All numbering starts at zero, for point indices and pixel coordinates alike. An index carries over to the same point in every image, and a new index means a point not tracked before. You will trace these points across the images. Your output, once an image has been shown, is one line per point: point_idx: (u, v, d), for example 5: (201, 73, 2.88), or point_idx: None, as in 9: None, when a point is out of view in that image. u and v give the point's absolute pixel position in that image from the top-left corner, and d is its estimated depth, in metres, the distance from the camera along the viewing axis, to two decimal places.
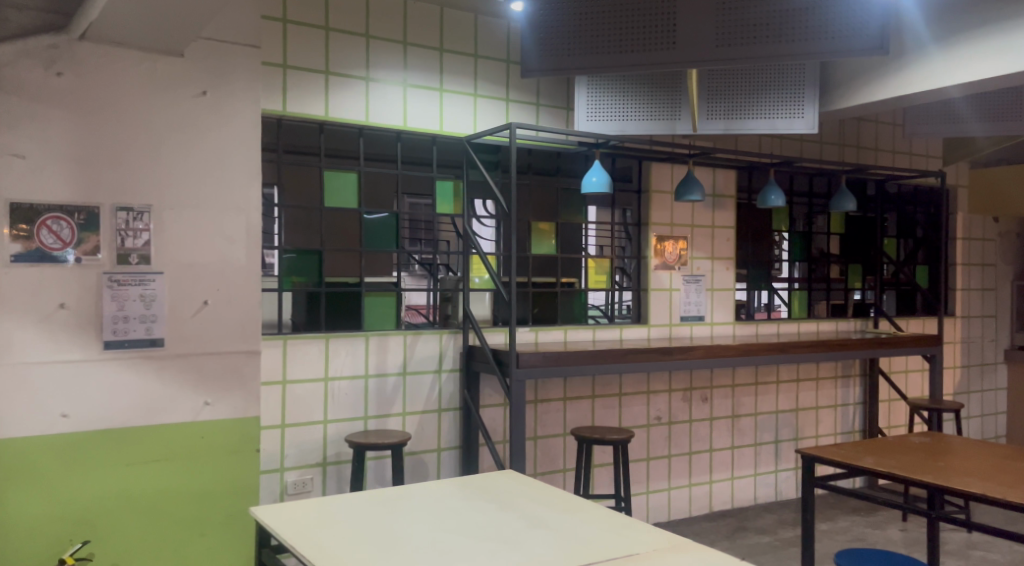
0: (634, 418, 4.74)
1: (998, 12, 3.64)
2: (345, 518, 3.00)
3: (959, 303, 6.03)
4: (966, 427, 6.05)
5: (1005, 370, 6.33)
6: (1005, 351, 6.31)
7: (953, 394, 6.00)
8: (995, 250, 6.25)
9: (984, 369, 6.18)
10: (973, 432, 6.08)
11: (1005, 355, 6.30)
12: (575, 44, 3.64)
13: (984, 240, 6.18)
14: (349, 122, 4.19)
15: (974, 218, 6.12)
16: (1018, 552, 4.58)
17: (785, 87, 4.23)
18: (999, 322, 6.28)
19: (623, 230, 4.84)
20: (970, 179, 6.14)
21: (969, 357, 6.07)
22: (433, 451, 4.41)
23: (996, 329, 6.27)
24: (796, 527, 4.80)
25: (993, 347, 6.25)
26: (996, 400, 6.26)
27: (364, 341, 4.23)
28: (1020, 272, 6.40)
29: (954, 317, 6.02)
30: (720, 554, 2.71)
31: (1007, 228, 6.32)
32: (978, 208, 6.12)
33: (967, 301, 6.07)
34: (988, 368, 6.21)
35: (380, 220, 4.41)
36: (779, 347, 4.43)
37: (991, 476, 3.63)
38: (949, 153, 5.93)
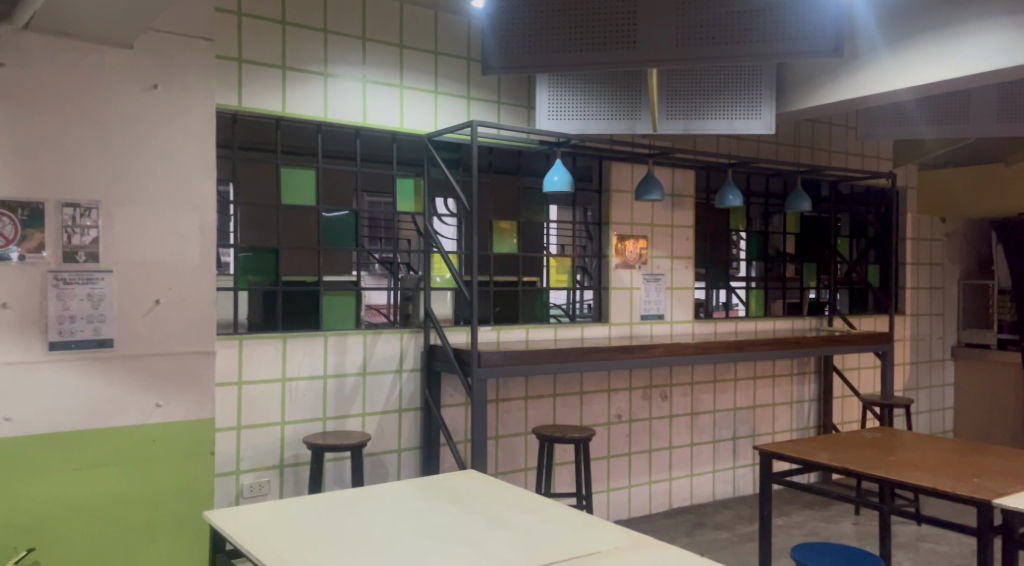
0: (596, 416, 4.76)
1: (946, 19, 3.76)
2: (306, 522, 2.97)
3: (909, 301, 6.20)
4: (915, 422, 6.24)
5: (953, 366, 6.54)
6: (952, 348, 6.51)
7: (903, 390, 6.17)
8: (943, 250, 6.44)
9: (932, 365, 6.37)
10: (921, 427, 6.28)
11: (952, 352, 6.51)
12: (536, 42, 3.65)
13: (933, 240, 6.37)
14: (308, 118, 4.12)
15: (922, 218, 6.32)
16: (964, 544, 4.73)
17: (741, 88, 4.29)
18: (946, 320, 6.48)
19: (584, 230, 4.86)
20: (918, 181, 6.36)
21: (918, 354, 6.25)
22: (393, 452, 4.37)
23: (944, 326, 6.47)
24: (753, 522, 4.88)
25: (941, 344, 6.44)
26: (943, 396, 6.46)
27: (323, 341, 4.17)
28: (967, 271, 6.61)
29: (904, 315, 6.19)
30: (682, 553, 2.72)
31: (955, 228, 6.52)
32: (925, 209, 6.34)
33: (916, 300, 6.24)
34: (936, 364, 6.41)
35: (340, 219, 4.36)
36: (736, 345, 4.49)
37: (940, 469, 3.75)
38: (901, 154, 6.06)
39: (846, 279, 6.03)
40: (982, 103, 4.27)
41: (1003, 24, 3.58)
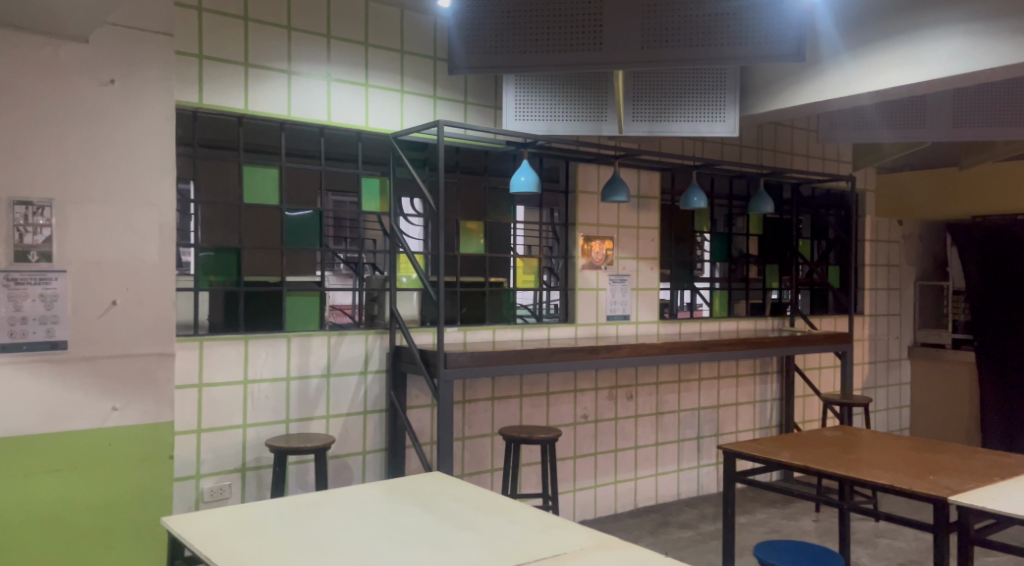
0: (562, 417, 4.78)
1: (899, 26, 3.87)
2: (269, 523, 2.94)
3: (867, 301, 6.33)
4: (873, 420, 6.39)
5: (909, 366, 6.70)
6: (908, 348, 6.67)
7: (862, 389, 6.32)
8: (900, 251, 6.60)
9: (890, 364, 6.52)
10: (879, 425, 6.43)
11: (908, 351, 6.67)
12: (502, 42, 3.65)
13: (890, 242, 6.53)
14: (271, 116, 4.07)
15: (880, 221, 6.46)
16: (921, 539, 4.83)
17: (706, 92, 4.33)
18: (903, 321, 6.63)
19: (551, 231, 4.90)
20: (877, 183, 6.51)
21: (875, 354, 6.39)
22: (357, 454, 4.32)
23: (901, 327, 6.62)
24: (717, 520, 4.94)
25: (898, 344, 6.60)
26: (900, 395, 6.63)
27: (286, 342, 4.11)
28: (923, 272, 6.79)
29: (863, 315, 6.32)
30: (645, 553, 2.74)
31: (912, 230, 6.68)
32: (884, 211, 6.49)
33: (875, 300, 6.38)
34: (894, 363, 6.56)
35: (303, 218, 4.29)
36: (700, 345, 4.53)
37: (899, 467, 3.83)
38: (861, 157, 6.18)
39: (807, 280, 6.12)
40: (938, 108, 4.37)
41: (958, 31, 3.67)
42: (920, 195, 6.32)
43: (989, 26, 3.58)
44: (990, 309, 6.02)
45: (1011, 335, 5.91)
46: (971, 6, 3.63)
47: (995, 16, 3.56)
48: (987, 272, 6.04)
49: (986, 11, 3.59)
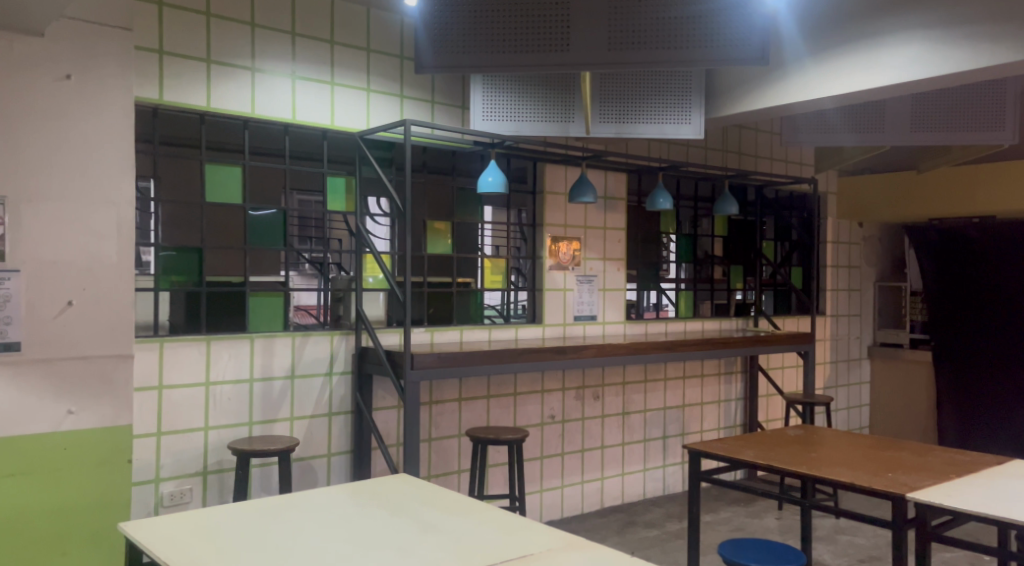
0: (529, 417, 4.77)
1: (860, 32, 3.95)
2: (230, 526, 2.91)
3: (829, 302, 6.45)
4: (834, 418, 6.50)
5: (870, 365, 6.80)
6: (868, 348, 6.78)
7: (823, 388, 6.42)
8: (860, 253, 6.73)
9: (850, 363, 6.64)
10: (840, 423, 6.54)
11: (868, 351, 6.77)
12: (470, 41, 3.65)
13: (851, 244, 6.65)
14: (234, 113, 4.00)
15: (841, 223, 6.58)
16: (880, 536, 4.92)
17: (671, 94, 4.37)
18: (863, 321, 6.75)
19: (518, 231, 4.88)
20: (838, 186, 6.64)
21: (836, 354, 6.50)
22: (322, 456, 4.27)
23: (861, 327, 6.74)
24: (682, 519, 4.98)
25: (858, 343, 6.71)
26: (861, 393, 6.74)
27: (249, 343, 4.04)
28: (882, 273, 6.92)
29: (825, 315, 6.43)
30: (611, 552, 2.74)
31: (871, 232, 6.81)
32: (846, 213, 6.61)
33: (835, 301, 6.51)
34: (854, 363, 6.67)
35: (267, 217, 4.23)
36: (665, 345, 4.57)
37: (860, 465, 3.90)
38: (822, 160, 6.29)
39: (770, 280, 6.21)
40: (897, 113, 4.47)
41: (915, 38, 3.76)
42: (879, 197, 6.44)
43: (945, 33, 3.67)
44: (953, 314, 6.20)
45: (971, 341, 6.10)
46: (928, 14, 3.72)
47: (951, 23, 3.65)
48: (951, 279, 6.22)
49: (942, 18, 3.68)
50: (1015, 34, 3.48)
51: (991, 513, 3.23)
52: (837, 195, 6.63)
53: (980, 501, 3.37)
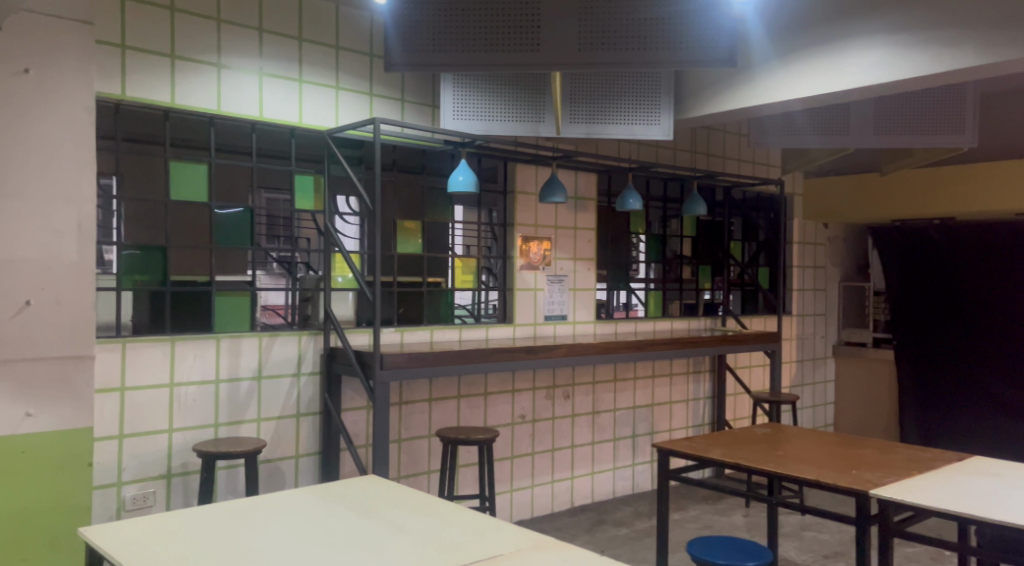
0: (499, 417, 4.77)
1: (825, 35, 4.02)
2: (192, 530, 2.85)
3: (795, 301, 6.56)
4: (800, 416, 6.61)
5: (834, 364, 6.93)
6: (833, 347, 6.92)
7: (789, 387, 6.53)
8: (826, 254, 6.84)
9: (816, 362, 6.76)
10: (805, 421, 6.66)
11: (833, 350, 6.91)
12: (441, 39, 3.63)
13: (817, 244, 6.76)
14: (200, 110, 3.93)
15: (807, 224, 6.69)
16: (844, 532, 5.01)
17: (640, 95, 4.40)
18: (828, 320, 6.87)
19: (489, 231, 4.90)
20: (805, 186, 6.72)
21: (803, 352, 6.61)
22: (290, 458, 4.22)
23: (826, 326, 6.86)
24: (651, 518, 5.02)
25: (823, 342, 6.84)
26: (825, 392, 6.86)
27: (215, 344, 3.97)
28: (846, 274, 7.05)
29: (791, 315, 6.54)
30: (581, 552, 2.74)
31: (837, 233, 6.93)
32: (812, 213, 6.70)
33: (801, 300, 6.61)
34: (819, 362, 6.80)
35: (234, 216, 4.17)
36: (635, 345, 4.60)
37: (824, 462, 3.96)
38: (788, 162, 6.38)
39: (738, 280, 6.29)
40: (860, 116, 4.54)
41: (879, 42, 3.83)
42: (844, 198, 6.52)
43: (908, 38, 3.74)
44: (913, 314, 6.34)
45: (933, 341, 6.24)
46: (891, 18, 3.79)
47: (914, 28, 3.73)
48: (912, 279, 6.36)
49: (904, 23, 3.76)
50: (974, 40, 3.56)
51: (952, 508, 3.30)
52: (803, 196, 6.74)
53: (941, 496, 3.45)
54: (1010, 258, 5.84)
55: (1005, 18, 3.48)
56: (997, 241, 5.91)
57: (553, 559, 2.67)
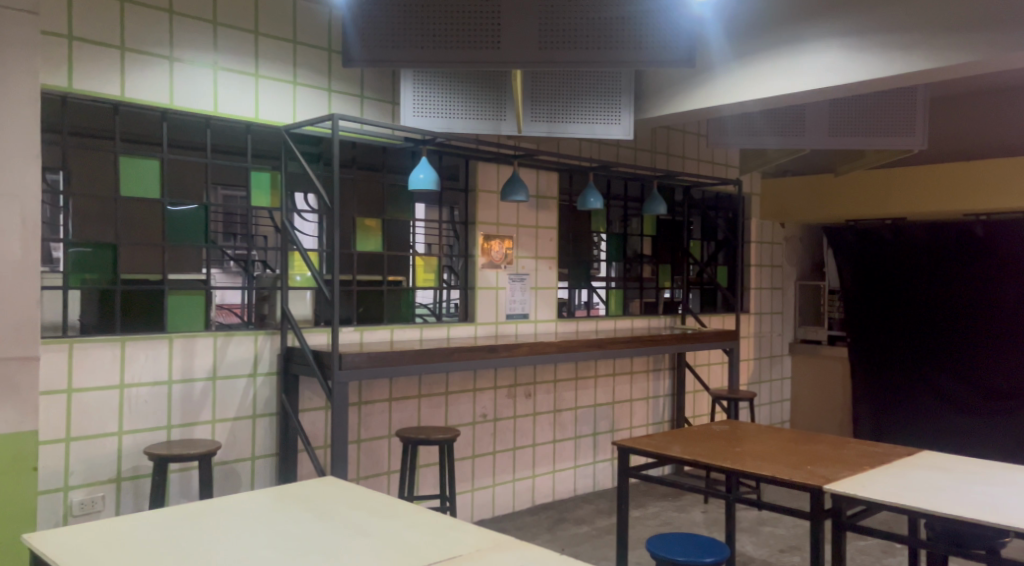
0: (460, 416, 4.73)
1: (781, 38, 4.08)
2: (146, 535, 2.77)
3: (752, 300, 6.66)
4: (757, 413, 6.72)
5: (790, 361, 7.07)
6: (790, 344, 7.04)
7: (746, 384, 6.64)
8: (782, 252, 6.98)
9: (773, 359, 6.88)
10: (763, 418, 6.77)
11: (790, 347, 7.03)
12: (401, 36, 3.59)
13: (774, 243, 6.89)
14: (152, 104, 3.83)
15: (764, 224, 6.80)
16: (799, 526, 5.09)
17: (601, 94, 4.41)
18: (785, 318, 7.01)
19: (450, 229, 4.84)
20: (762, 187, 6.81)
21: (760, 351, 6.73)
22: (246, 460, 4.13)
23: (783, 324, 6.99)
24: (612, 515, 5.04)
25: (780, 340, 6.96)
26: (782, 388, 6.99)
27: (168, 344, 3.87)
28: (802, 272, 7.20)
29: (748, 313, 6.65)
30: (541, 551, 2.72)
31: (792, 233, 7.07)
32: (769, 213, 6.79)
33: (760, 299, 6.72)
34: (776, 359, 6.92)
35: (187, 212, 4.07)
36: (596, 343, 4.61)
37: (781, 458, 4.02)
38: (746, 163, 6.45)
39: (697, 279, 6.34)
40: (816, 118, 4.62)
41: (833, 45, 3.90)
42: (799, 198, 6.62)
43: (861, 41, 3.81)
44: (865, 312, 6.50)
45: (886, 340, 6.38)
46: (844, 22, 3.86)
47: (867, 32, 3.80)
48: (864, 278, 6.51)
49: (858, 27, 3.83)
50: (924, 44, 3.65)
51: (903, 501, 3.38)
52: (760, 196, 6.84)
53: (894, 490, 3.52)
54: (958, 259, 6.01)
55: (954, 24, 3.57)
56: (945, 242, 6.08)
57: (512, 559, 2.63)
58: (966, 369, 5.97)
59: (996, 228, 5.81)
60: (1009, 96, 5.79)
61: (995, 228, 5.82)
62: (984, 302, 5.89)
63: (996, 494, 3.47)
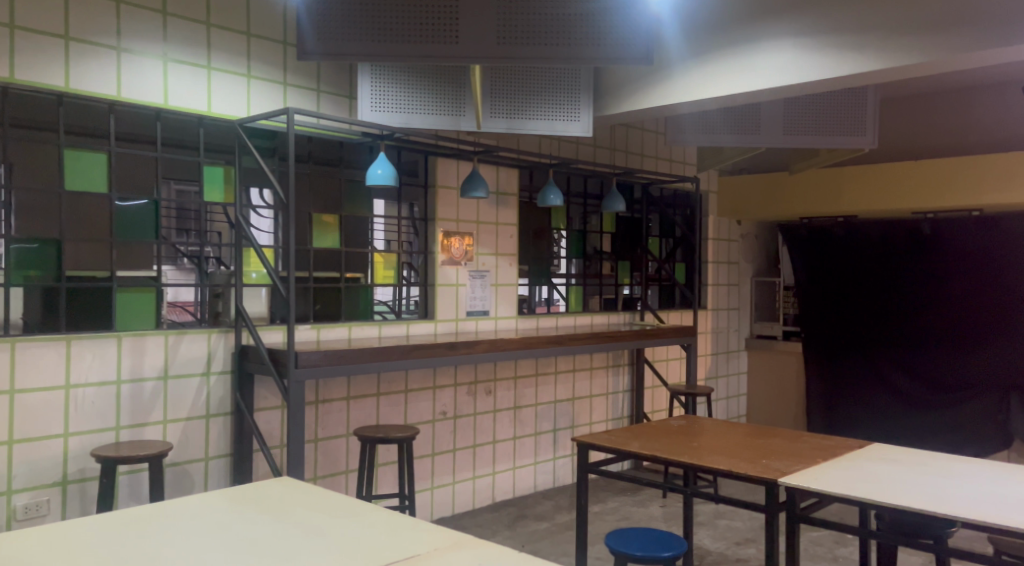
0: (419, 415, 4.69)
1: (735, 36, 4.13)
2: (95, 540, 2.67)
3: (710, 296, 6.75)
4: (714, 408, 6.82)
5: (746, 357, 7.19)
6: (746, 340, 7.16)
7: (705, 379, 6.72)
8: (739, 250, 7.10)
9: (729, 355, 6.97)
10: (719, 413, 6.87)
11: (746, 343, 7.16)
12: (358, 29, 3.53)
13: (731, 241, 7.01)
14: (98, 96, 3.70)
15: (721, 221, 6.92)
16: (755, 519, 5.17)
17: (560, 91, 4.41)
18: (741, 314, 7.12)
19: (410, 226, 4.80)
20: (719, 185, 6.92)
21: (717, 346, 6.82)
22: (198, 461, 4.02)
23: (739, 320, 7.11)
24: (571, 511, 5.05)
25: (737, 336, 7.08)
26: (739, 383, 7.10)
27: (116, 343, 3.75)
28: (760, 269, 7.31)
29: (706, 309, 6.74)
30: (499, 547, 2.69)
31: (748, 231, 7.19)
32: (726, 210, 6.88)
33: (716, 295, 6.83)
34: (733, 354, 7.02)
35: (136, 208, 3.95)
36: (556, 340, 4.61)
37: (737, 452, 4.07)
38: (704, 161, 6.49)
39: (656, 276, 6.40)
40: (771, 116, 4.68)
41: (787, 45, 3.95)
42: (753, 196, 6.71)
43: (812, 41, 3.87)
44: (817, 307, 6.64)
45: (839, 333, 6.52)
46: (796, 22, 3.92)
47: (820, 32, 3.86)
48: (817, 273, 6.65)
49: (809, 27, 3.89)
50: (873, 44, 3.72)
51: (854, 493, 3.44)
52: (717, 194, 6.93)
53: (847, 482, 3.58)
54: (907, 254, 6.16)
55: (904, 25, 3.64)
56: (894, 239, 6.23)
57: (470, 557, 2.60)
58: (914, 362, 6.13)
59: (942, 225, 5.95)
60: (956, 97, 5.95)
61: (941, 225, 5.97)
62: (931, 297, 6.04)
63: (945, 484, 3.56)
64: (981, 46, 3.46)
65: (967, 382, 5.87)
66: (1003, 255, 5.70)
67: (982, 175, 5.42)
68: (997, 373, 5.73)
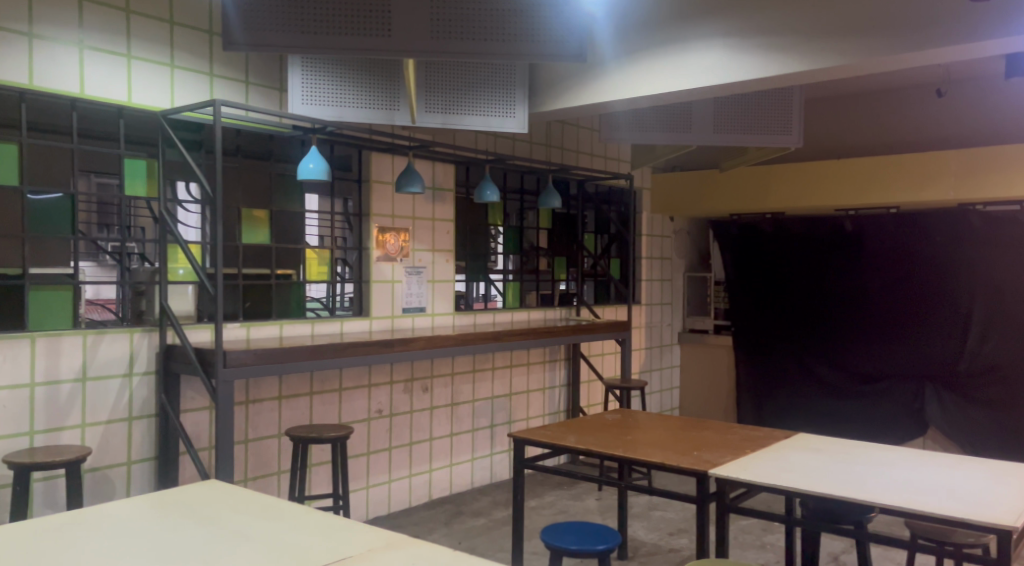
0: (354, 413, 4.61)
1: (666, 35, 4.17)
2: (8, 551, 2.53)
3: (643, 291, 6.87)
4: (648, 401, 6.93)
5: (679, 350, 7.32)
6: (679, 334, 7.30)
7: (638, 373, 6.83)
8: (671, 246, 7.23)
9: (662, 349, 7.11)
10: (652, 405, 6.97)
11: (679, 337, 7.29)
12: (283, 20, 3.45)
13: (663, 236, 7.14)
14: (7, 84, 3.50)
15: (654, 218, 7.05)
16: (687, 509, 5.26)
17: (494, 87, 4.38)
18: (674, 308, 7.27)
19: (344, 220, 4.71)
20: (653, 182, 7.02)
21: (650, 340, 6.93)
22: (121, 465, 3.86)
23: (672, 314, 7.25)
24: (508, 506, 5.05)
25: (669, 330, 7.22)
26: (672, 376, 7.23)
27: (30, 343, 3.56)
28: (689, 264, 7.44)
29: (639, 304, 6.84)
30: (435, 547, 2.65)
31: (681, 227, 7.34)
32: (658, 207, 6.99)
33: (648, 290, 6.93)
34: (666, 348, 7.16)
35: (49, 202, 3.75)
36: (492, 336, 4.59)
37: (671, 445, 4.12)
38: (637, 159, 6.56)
39: (591, 272, 6.46)
40: (701, 115, 4.76)
41: (715, 44, 4.02)
42: (683, 192, 6.83)
43: (739, 41, 3.95)
44: (745, 302, 6.82)
45: (765, 326, 6.71)
46: (724, 22, 3.99)
47: (747, 32, 3.93)
48: (744, 269, 6.83)
49: (736, 28, 3.96)
50: (798, 45, 3.81)
51: (782, 483, 3.52)
52: (650, 191, 7.04)
53: (776, 473, 3.67)
54: (830, 250, 6.38)
55: (828, 28, 3.74)
56: (818, 235, 6.44)
57: (406, 558, 2.55)
58: (836, 353, 6.35)
59: (863, 222, 6.19)
60: (874, 99, 6.17)
61: (862, 222, 6.20)
62: (852, 291, 6.26)
63: (868, 472, 3.68)
64: (900, 49, 3.59)
65: (887, 372, 6.11)
66: (920, 251, 5.94)
67: (897, 175, 5.64)
68: (914, 364, 5.98)
